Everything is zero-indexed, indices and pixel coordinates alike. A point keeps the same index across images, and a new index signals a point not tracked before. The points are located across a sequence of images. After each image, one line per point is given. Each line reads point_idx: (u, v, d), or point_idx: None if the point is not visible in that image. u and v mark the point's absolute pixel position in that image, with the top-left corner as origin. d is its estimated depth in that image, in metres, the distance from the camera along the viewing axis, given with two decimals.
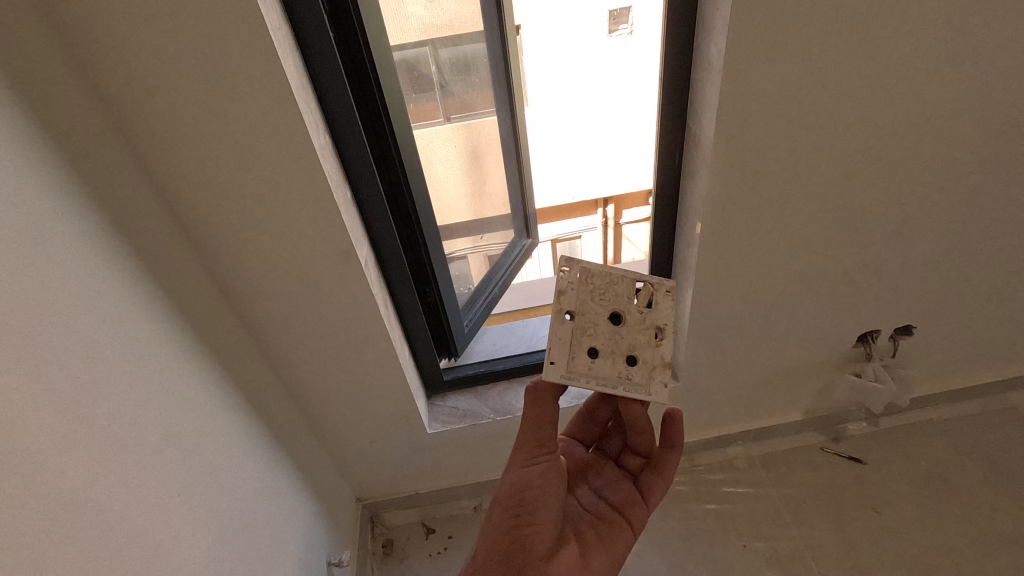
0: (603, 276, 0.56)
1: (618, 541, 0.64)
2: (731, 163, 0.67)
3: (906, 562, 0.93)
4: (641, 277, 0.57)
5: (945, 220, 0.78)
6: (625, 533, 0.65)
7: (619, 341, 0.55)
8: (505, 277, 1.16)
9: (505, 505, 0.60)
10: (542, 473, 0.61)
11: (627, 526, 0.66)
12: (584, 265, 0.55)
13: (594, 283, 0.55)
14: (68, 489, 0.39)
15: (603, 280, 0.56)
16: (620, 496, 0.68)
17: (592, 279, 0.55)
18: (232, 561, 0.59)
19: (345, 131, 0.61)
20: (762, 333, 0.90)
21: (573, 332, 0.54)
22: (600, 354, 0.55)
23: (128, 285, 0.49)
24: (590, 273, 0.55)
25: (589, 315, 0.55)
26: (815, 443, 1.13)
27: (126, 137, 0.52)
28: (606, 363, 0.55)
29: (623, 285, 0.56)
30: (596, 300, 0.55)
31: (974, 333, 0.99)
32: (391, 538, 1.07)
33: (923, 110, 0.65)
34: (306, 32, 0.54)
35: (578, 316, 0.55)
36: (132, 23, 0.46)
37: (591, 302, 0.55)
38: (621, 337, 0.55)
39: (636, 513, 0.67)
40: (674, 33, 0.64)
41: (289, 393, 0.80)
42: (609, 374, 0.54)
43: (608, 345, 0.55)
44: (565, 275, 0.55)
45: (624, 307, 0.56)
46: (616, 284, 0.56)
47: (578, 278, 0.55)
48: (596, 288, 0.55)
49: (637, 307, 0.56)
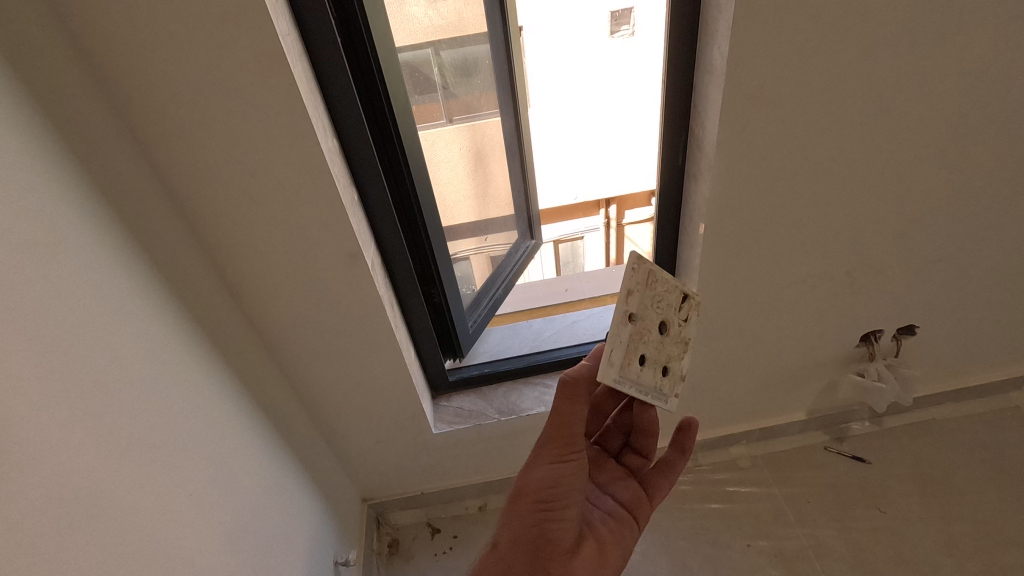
0: (662, 283, 0.54)
1: (627, 538, 0.68)
2: (734, 165, 0.67)
3: (909, 561, 0.94)
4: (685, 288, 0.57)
5: (947, 220, 0.79)
6: (633, 530, 0.68)
7: (660, 350, 0.55)
8: (509, 277, 1.17)
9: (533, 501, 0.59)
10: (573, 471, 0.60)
11: (635, 524, 0.69)
12: (652, 268, 0.53)
13: (654, 287, 0.54)
14: (83, 488, 0.40)
15: (661, 287, 0.54)
16: (628, 494, 0.71)
17: (654, 283, 0.53)
18: (240, 559, 0.60)
19: (352, 134, 0.62)
20: (765, 332, 0.90)
21: (631, 335, 0.52)
22: (647, 362, 0.54)
23: (141, 289, 0.50)
24: (655, 279, 0.53)
25: (646, 321, 0.53)
26: (818, 442, 1.13)
27: (137, 141, 0.53)
28: (648, 371, 0.54)
29: (673, 295, 0.56)
30: (652, 306, 0.54)
31: (977, 332, 1.00)
32: (396, 538, 1.08)
33: (923, 111, 0.66)
34: (314, 37, 0.55)
35: (637, 320, 0.52)
36: (143, 29, 0.47)
37: (648, 307, 0.53)
38: (663, 346, 0.55)
39: (643, 511, 0.71)
40: (677, 36, 0.65)
41: (296, 393, 0.81)
42: (648, 382, 0.54)
43: (653, 353, 0.54)
44: (636, 275, 0.51)
45: (670, 318, 0.56)
46: (667, 293, 0.55)
47: (644, 281, 0.52)
48: (654, 294, 0.54)
49: (678, 318, 0.57)
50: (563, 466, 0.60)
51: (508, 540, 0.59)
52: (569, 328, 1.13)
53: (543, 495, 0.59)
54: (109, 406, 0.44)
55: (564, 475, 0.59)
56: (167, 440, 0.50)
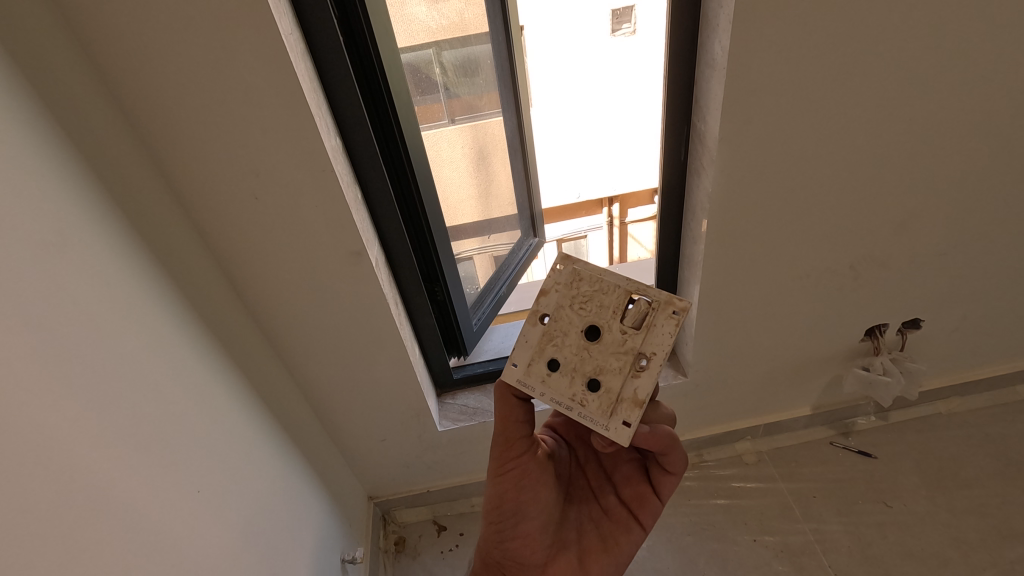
0: (592, 284, 0.54)
1: (620, 542, 0.67)
2: (736, 160, 0.67)
3: (916, 556, 0.93)
4: (638, 295, 0.53)
5: (952, 213, 0.78)
6: (629, 533, 0.67)
7: (586, 359, 0.54)
8: (512, 275, 1.17)
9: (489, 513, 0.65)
10: (515, 485, 0.62)
11: (633, 525, 0.67)
12: (578, 269, 0.55)
13: (578, 290, 0.55)
14: (91, 487, 0.41)
15: (591, 288, 0.54)
16: (629, 490, 0.68)
17: (577, 285, 0.55)
18: (247, 555, 0.60)
19: (356, 133, 0.62)
20: (769, 328, 0.91)
21: (539, 337, 0.55)
22: (563, 368, 0.54)
23: (145, 288, 0.50)
24: (579, 279, 0.55)
25: (564, 323, 0.54)
26: (824, 438, 1.13)
27: (143, 141, 0.53)
28: (563, 380, 0.54)
29: (614, 297, 0.54)
30: (577, 308, 0.54)
31: (982, 326, 0.99)
32: (403, 536, 1.08)
33: (927, 104, 0.66)
34: (316, 36, 0.55)
35: (551, 321, 0.55)
36: (147, 30, 0.47)
37: (569, 309, 0.54)
38: (592, 354, 0.53)
39: (647, 510, 0.67)
40: (679, 31, 0.65)
41: (302, 391, 0.81)
42: (564, 392, 0.53)
43: (572, 360, 0.54)
44: (553, 276, 0.55)
45: (604, 324, 0.54)
46: (605, 295, 0.54)
47: (566, 281, 0.55)
48: (581, 296, 0.55)
49: (621, 326, 0.53)
50: (501, 483, 0.62)
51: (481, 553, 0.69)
52: None
53: (492, 514, 0.64)
54: (115, 403, 0.44)
55: (505, 493, 0.62)
56: (173, 439, 0.51)
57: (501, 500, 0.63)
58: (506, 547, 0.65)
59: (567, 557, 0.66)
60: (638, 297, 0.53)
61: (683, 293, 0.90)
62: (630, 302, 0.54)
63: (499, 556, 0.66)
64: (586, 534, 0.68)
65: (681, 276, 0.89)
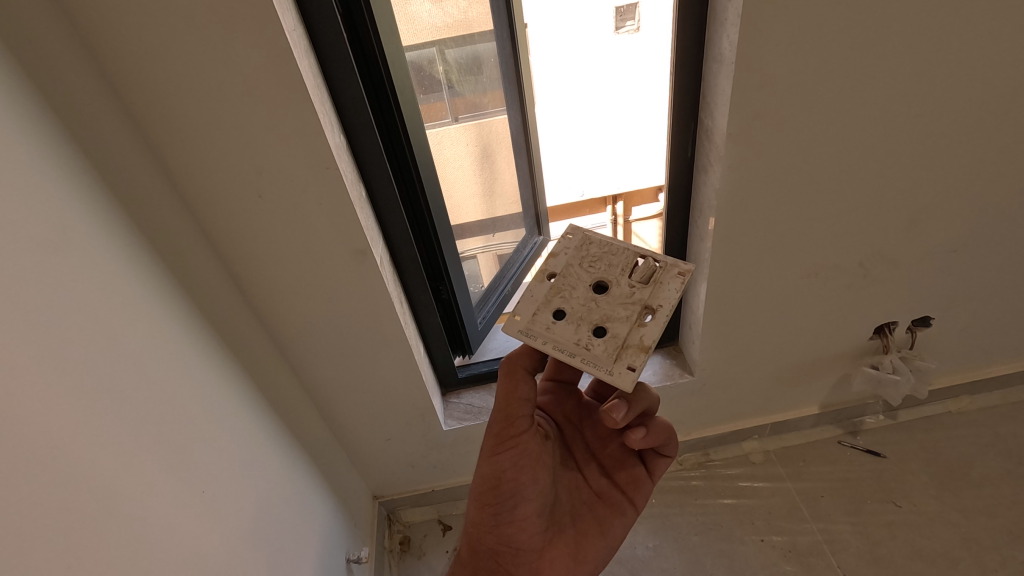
0: (601, 246, 0.57)
1: (613, 524, 0.68)
2: (744, 156, 0.67)
3: (926, 555, 0.92)
4: (645, 255, 0.55)
5: (963, 210, 0.77)
6: (623, 515, 0.69)
7: (592, 310, 0.54)
8: (517, 273, 1.16)
9: (481, 497, 0.63)
10: (513, 464, 0.61)
11: (625, 508, 0.69)
12: (586, 235, 0.58)
13: (587, 251, 0.57)
14: (98, 487, 0.41)
15: (599, 250, 0.56)
16: (623, 473, 0.70)
17: (586, 247, 0.57)
18: (252, 554, 0.60)
19: (360, 132, 0.62)
20: (776, 326, 0.90)
21: (547, 291, 0.56)
22: (569, 317, 0.54)
23: (149, 288, 0.50)
24: (588, 241, 0.57)
25: (573, 278, 0.55)
26: (832, 437, 1.12)
27: (147, 140, 0.53)
28: (569, 328, 0.53)
29: (621, 258, 0.56)
30: (585, 266, 0.56)
31: (993, 325, 0.98)
32: (408, 535, 1.08)
33: (939, 99, 0.65)
34: (320, 33, 0.55)
35: (558, 278, 0.56)
36: (149, 28, 0.47)
37: (577, 267, 0.56)
38: (599, 306, 0.54)
39: (638, 492, 0.69)
40: (686, 27, 0.64)
41: (307, 392, 0.81)
42: (568, 340, 0.53)
43: (579, 310, 0.54)
44: (561, 241, 0.58)
45: (611, 278, 0.55)
46: (613, 256, 0.56)
47: (575, 245, 0.58)
48: (589, 256, 0.56)
49: (629, 281, 0.54)
50: (499, 462, 0.61)
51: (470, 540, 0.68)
52: None
53: (487, 496, 0.62)
54: (119, 404, 0.44)
55: (504, 471, 0.61)
56: (179, 438, 0.50)
57: (499, 480, 0.61)
58: (501, 531, 0.64)
59: (563, 542, 0.66)
60: (646, 256, 0.55)
61: (689, 291, 0.90)
62: (638, 261, 0.56)
63: (494, 542, 0.65)
64: (581, 517, 0.68)
65: (688, 274, 0.88)
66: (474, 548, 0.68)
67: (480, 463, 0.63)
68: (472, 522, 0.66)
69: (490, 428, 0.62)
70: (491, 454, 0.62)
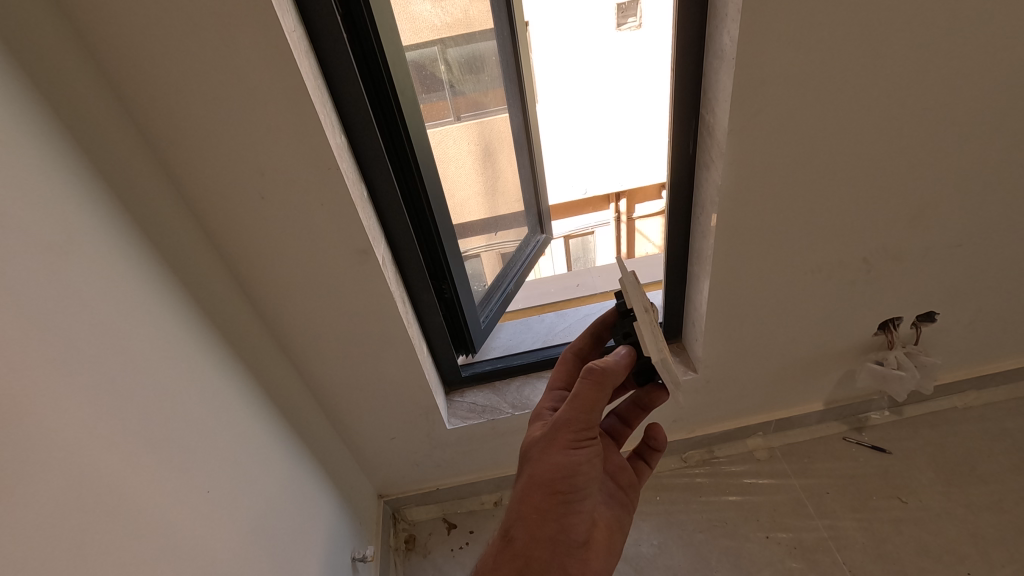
0: (632, 279, 0.61)
1: (624, 519, 0.71)
2: (745, 153, 0.67)
3: (933, 552, 0.92)
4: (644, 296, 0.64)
5: (969, 204, 0.77)
6: (630, 512, 0.72)
7: (654, 331, 0.58)
8: (521, 272, 1.16)
9: (551, 488, 0.61)
10: (587, 458, 0.62)
11: (630, 508, 0.73)
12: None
13: (629, 279, 0.59)
14: (103, 488, 0.41)
15: (633, 282, 0.61)
16: (627, 475, 0.74)
17: (628, 275, 0.59)
18: (258, 553, 0.61)
19: (361, 132, 0.62)
20: (779, 322, 0.89)
21: (650, 321, 0.57)
22: (652, 336, 0.55)
23: (151, 289, 0.50)
24: (630, 271, 0.59)
25: (648, 310, 0.59)
26: (837, 433, 1.12)
27: (149, 143, 0.53)
28: (657, 344, 0.55)
29: (642, 293, 0.62)
30: (638, 293, 0.58)
31: (999, 319, 0.98)
32: (413, 534, 1.08)
33: (943, 92, 0.64)
34: (320, 33, 0.55)
35: (634, 298, 0.56)
36: (148, 31, 0.47)
37: (640, 300, 0.59)
38: (657, 334, 0.60)
39: (637, 492, 0.75)
40: (686, 24, 0.64)
41: (311, 392, 0.82)
42: (669, 364, 0.58)
43: (652, 331, 0.57)
44: (624, 261, 0.57)
45: (648, 310, 0.60)
46: (639, 290, 0.62)
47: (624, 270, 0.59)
48: (633, 286, 0.59)
49: (653, 315, 0.62)
50: (576, 455, 0.61)
51: (525, 535, 0.61)
52: (582, 323, 1.12)
53: (558, 486, 0.61)
54: (124, 407, 0.44)
55: (580, 464, 0.61)
56: (182, 439, 0.51)
57: (576, 471, 0.61)
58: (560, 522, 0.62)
59: (598, 536, 0.67)
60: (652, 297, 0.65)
61: (693, 287, 0.90)
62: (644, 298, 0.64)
63: (554, 533, 0.61)
64: (603, 514, 0.69)
65: (692, 270, 0.88)
66: (530, 544, 0.61)
67: (549, 455, 0.61)
68: (533, 514, 0.61)
69: (564, 426, 0.61)
70: (564, 448, 0.61)
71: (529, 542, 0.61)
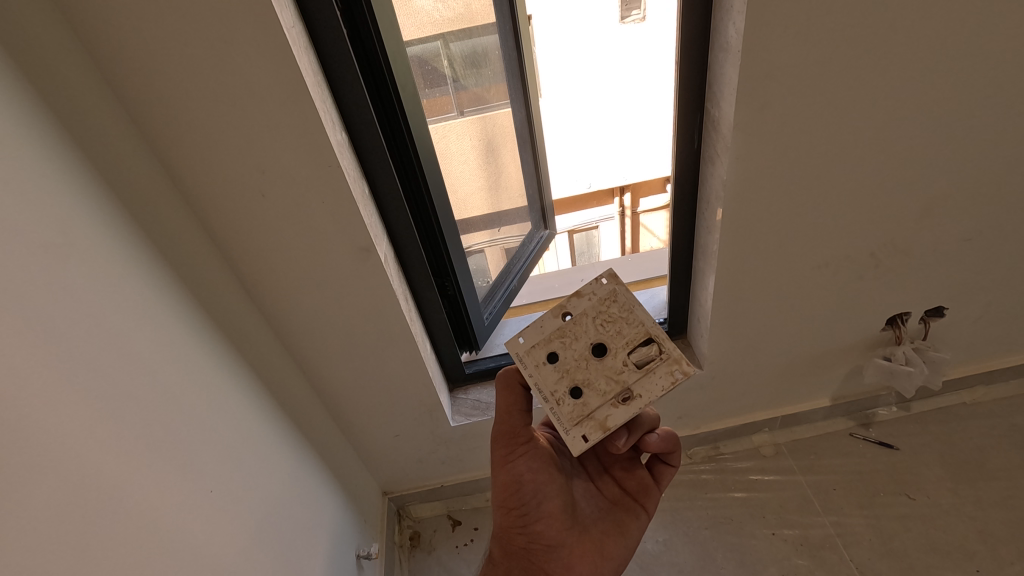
0: (624, 309, 0.56)
1: (631, 527, 0.68)
2: (752, 146, 0.65)
3: (940, 548, 0.91)
4: (657, 341, 0.54)
5: (980, 197, 0.76)
6: (639, 518, 0.68)
7: (582, 368, 0.55)
8: (524, 268, 1.15)
9: (504, 504, 0.64)
10: (528, 467, 0.63)
11: (640, 513, 0.69)
12: (618, 291, 0.56)
13: (610, 307, 0.56)
14: (103, 489, 0.40)
15: (620, 313, 0.56)
16: (633, 481, 0.71)
17: (613, 304, 0.56)
18: (261, 551, 0.60)
19: (361, 129, 0.61)
20: (785, 318, 0.89)
21: (555, 330, 0.57)
22: (559, 364, 0.56)
23: (149, 288, 0.50)
24: (615, 299, 0.56)
25: (581, 329, 0.56)
26: (843, 429, 1.11)
27: (148, 141, 0.53)
28: (555, 374, 0.56)
29: (635, 333, 0.55)
30: (599, 320, 0.56)
31: (1010, 313, 0.96)
32: (418, 530, 1.09)
33: (955, 83, 0.63)
34: (319, 28, 0.54)
35: (571, 321, 0.57)
36: (143, 27, 0.46)
37: (591, 321, 0.56)
38: (589, 368, 0.55)
39: (651, 499, 0.70)
40: (690, 16, 0.63)
41: (314, 390, 0.82)
42: (549, 385, 0.55)
43: (570, 362, 0.56)
44: (596, 285, 0.57)
45: (613, 347, 0.55)
46: (629, 326, 0.55)
47: (605, 296, 0.57)
48: (608, 314, 0.56)
49: (625, 358, 0.54)
50: (514, 466, 0.63)
51: (500, 546, 0.67)
52: None
53: (509, 501, 0.63)
54: (125, 408, 0.44)
55: (521, 474, 0.63)
56: (184, 438, 0.50)
57: (517, 482, 0.63)
58: (530, 532, 0.64)
59: (588, 541, 0.65)
60: (658, 345, 0.53)
61: (697, 282, 0.89)
62: (648, 341, 0.55)
63: (525, 543, 0.64)
64: (600, 519, 0.67)
65: (697, 266, 0.87)
66: (506, 555, 0.66)
67: (497, 473, 0.65)
68: (501, 529, 0.66)
69: (496, 441, 0.64)
70: (504, 463, 0.64)
71: (505, 554, 0.66)
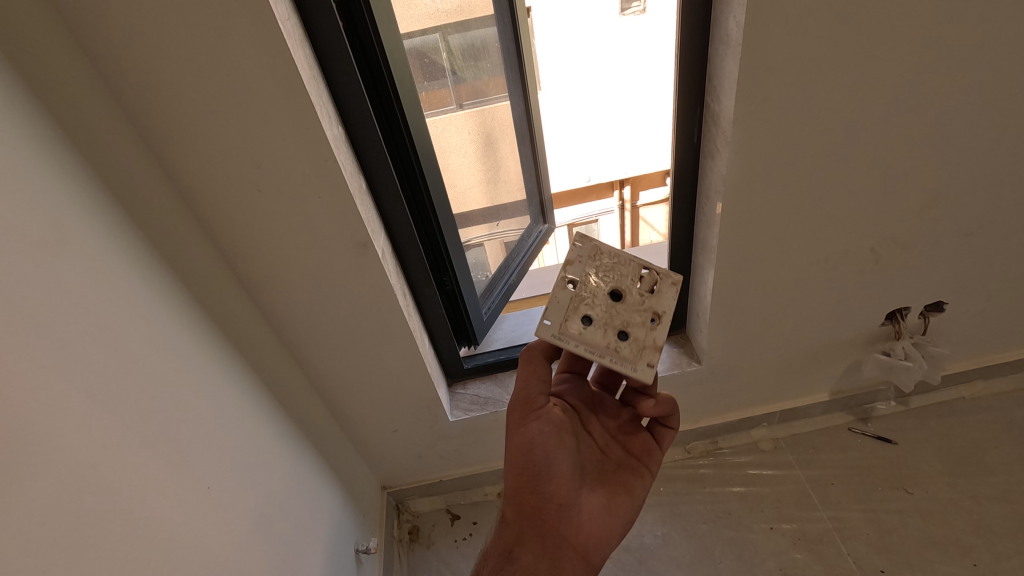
0: (612, 254, 0.58)
1: (637, 487, 0.68)
2: (752, 141, 0.65)
3: (937, 542, 0.92)
4: (648, 265, 0.58)
5: (981, 192, 0.75)
6: (644, 479, 0.69)
7: (614, 315, 0.56)
8: (523, 263, 1.15)
9: (515, 467, 0.63)
10: (542, 429, 0.63)
11: (644, 474, 0.70)
12: (599, 243, 0.58)
13: (599, 259, 0.58)
14: (99, 487, 0.40)
15: (611, 259, 0.58)
16: (636, 444, 0.72)
17: (598, 256, 0.58)
18: (259, 547, 0.60)
19: (358, 123, 0.61)
20: (785, 313, 0.88)
21: (572, 298, 0.56)
22: (593, 322, 0.56)
23: (145, 284, 0.49)
24: (601, 249, 0.58)
25: (592, 286, 0.57)
26: (842, 423, 1.11)
27: (142, 135, 0.52)
28: (597, 331, 0.56)
29: (629, 267, 0.58)
30: (600, 272, 0.57)
31: (1010, 308, 0.96)
32: (416, 525, 1.09)
33: (958, 76, 0.62)
34: (314, 22, 0.53)
35: (579, 285, 0.57)
36: (136, 20, 0.46)
37: (595, 275, 0.57)
38: (618, 313, 0.56)
39: (654, 461, 0.71)
40: (691, 8, 0.62)
41: (312, 385, 0.81)
42: (598, 342, 0.55)
43: (603, 316, 0.56)
44: (575, 249, 0.58)
45: (625, 287, 0.57)
46: (623, 266, 0.58)
47: (590, 252, 0.58)
48: (603, 264, 0.58)
49: (638, 290, 0.57)
50: (529, 427, 0.63)
51: (510, 510, 0.64)
52: None
53: (521, 463, 0.63)
54: (121, 406, 0.44)
55: (535, 435, 0.63)
56: (181, 434, 0.50)
57: (531, 443, 0.63)
58: (540, 496, 0.63)
59: (597, 499, 0.65)
60: (651, 266, 0.58)
61: (697, 277, 0.88)
62: (642, 269, 0.58)
63: (536, 505, 0.62)
64: (607, 480, 0.67)
65: (696, 261, 0.87)
66: (517, 520, 0.63)
67: (509, 437, 0.65)
68: (509, 497, 0.64)
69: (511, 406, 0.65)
70: (518, 427, 0.64)
71: (516, 518, 0.63)
